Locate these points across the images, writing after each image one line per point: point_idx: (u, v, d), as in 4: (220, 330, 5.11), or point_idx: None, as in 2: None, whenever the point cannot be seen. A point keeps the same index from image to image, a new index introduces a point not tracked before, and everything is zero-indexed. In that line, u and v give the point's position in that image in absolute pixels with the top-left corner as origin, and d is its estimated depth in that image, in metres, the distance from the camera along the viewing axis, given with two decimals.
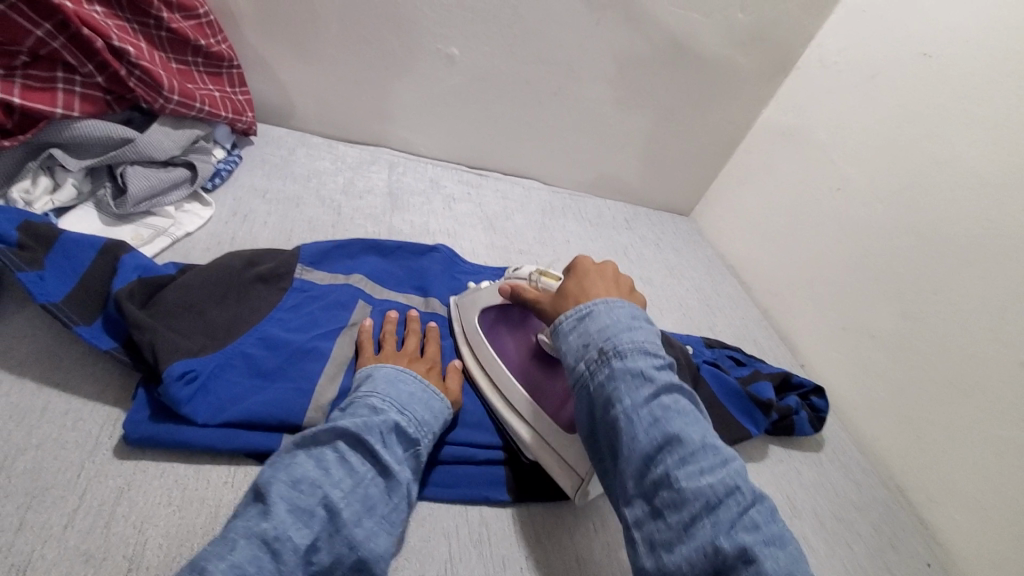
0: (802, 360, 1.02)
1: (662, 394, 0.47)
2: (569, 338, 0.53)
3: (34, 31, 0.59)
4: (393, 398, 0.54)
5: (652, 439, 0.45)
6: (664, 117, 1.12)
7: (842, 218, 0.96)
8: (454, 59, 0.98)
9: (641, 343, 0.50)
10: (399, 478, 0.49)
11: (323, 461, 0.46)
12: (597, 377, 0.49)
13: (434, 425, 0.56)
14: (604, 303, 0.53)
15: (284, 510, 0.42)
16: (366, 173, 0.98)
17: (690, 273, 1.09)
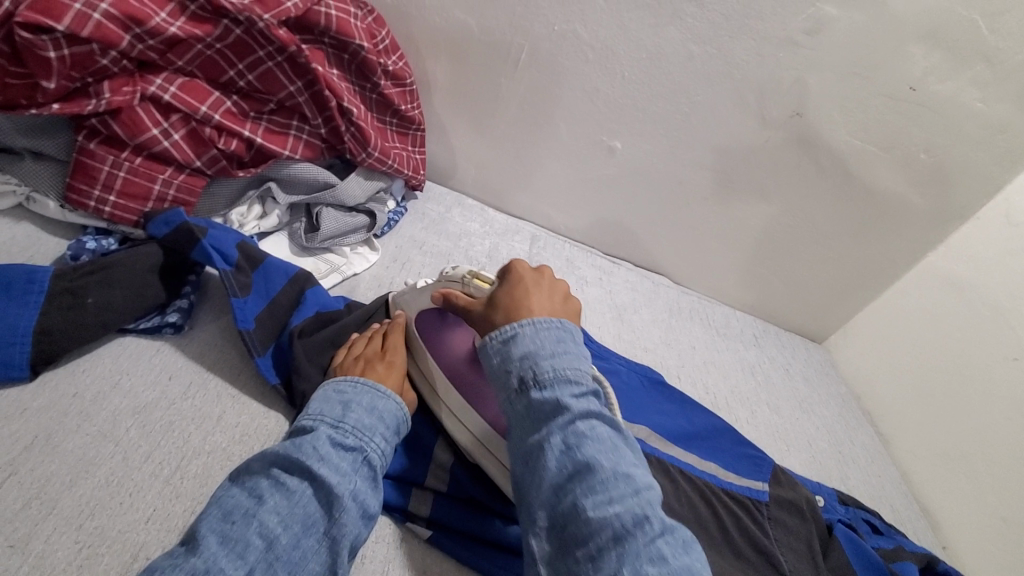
0: (946, 542, 0.89)
1: (578, 420, 0.49)
2: (493, 360, 0.55)
3: (288, 87, 0.69)
4: (328, 412, 0.53)
5: (563, 469, 0.47)
6: (816, 242, 1.08)
7: (1016, 391, 0.85)
8: (614, 151, 1.02)
9: (563, 371, 0.51)
10: (339, 494, 0.47)
11: (254, 489, 0.46)
12: (519, 405, 0.52)
13: (382, 428, 0.54)
14: (531, 324, 0.54)
15: (213, 543, 0.42)
16: (510, 242, 1.02)
17: (821, 409, 1.00)
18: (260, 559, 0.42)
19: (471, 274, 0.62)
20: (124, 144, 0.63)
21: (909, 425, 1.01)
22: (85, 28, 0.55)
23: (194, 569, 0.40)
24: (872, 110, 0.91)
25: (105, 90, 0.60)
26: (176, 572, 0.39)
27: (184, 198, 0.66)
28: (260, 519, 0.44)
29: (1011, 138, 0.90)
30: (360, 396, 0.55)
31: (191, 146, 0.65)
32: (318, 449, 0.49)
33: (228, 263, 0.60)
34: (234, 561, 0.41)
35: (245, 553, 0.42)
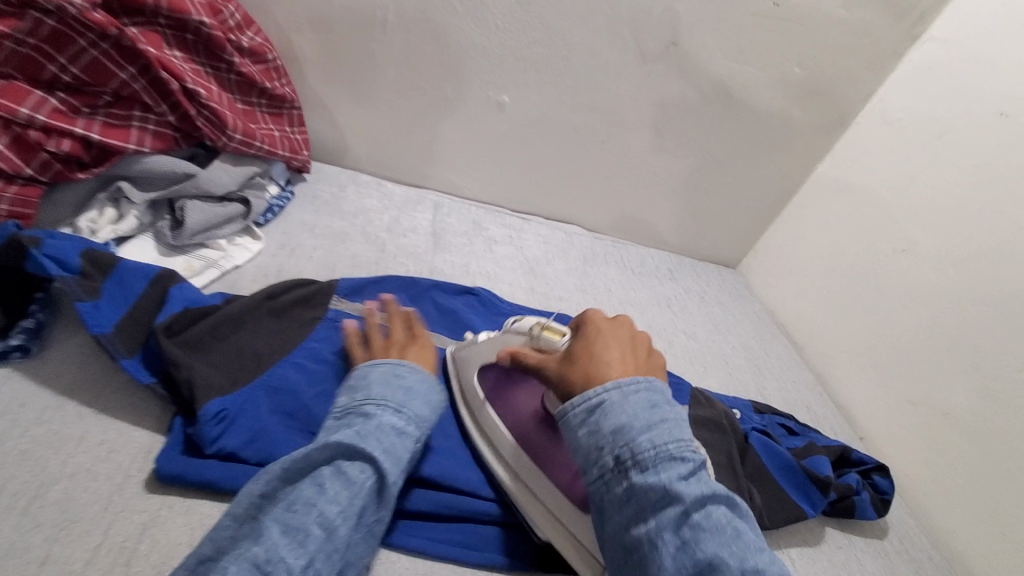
0: (861, 433, 0.95)
1: (692, 509, 0.42)
2: (580, 435, 0.49)
3: (120, 74, 0.64)
4: (390, 400, 0.53)
5: (683, 568, 0.40)
6: (713, 169, 1.10)
7: (905, 280, 0.90)
8: (504, 106, 1.00)
9: (664, 447, 0.45)
10: (390, 488, 0.48)
11: (317, 476, 0.45)
12: (617, 489, 0.46)
13: (430, 420, 0.56)
14: (617, 389, 0.49)
15: (276, 534, 0.41)
16: (412, 213, 0.99)
17: (736, 329, 1.04)
18: (320, 549, 0.42)
19: (540, 327, 0.62)
20: None
21: (817, 329, 1.06)
22: None
23: (256, 558, 0.39)
24: (745, 31, 0.92)
25: None
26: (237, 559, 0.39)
27: (18, 212, 0.60)
28: (321, 507, 0.43)
29: (875, 41, 0.95)
30: (413, 386, 0.56)
31: (17, 154, 0.59)
32: (383, 441, 0.49)
33: (69, 271, 0.55)
34: (294, 552, 0.41)
35: (306, 543, 0.41)
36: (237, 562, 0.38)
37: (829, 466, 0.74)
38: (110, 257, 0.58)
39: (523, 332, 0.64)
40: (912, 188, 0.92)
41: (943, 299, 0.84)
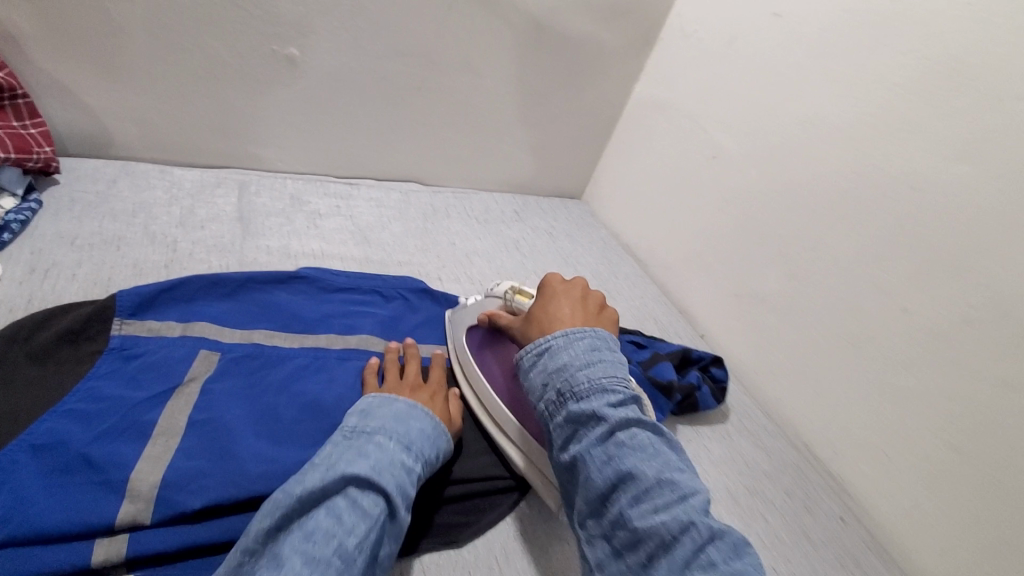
0: (703, 331, 1.00)
1: (618, 431, 0.48)
2: (533, 375, 0.55)
3: None
4: (398, 434, 0.51)
5: (607, 479, 0.46)
6: (538, 103, 1.09)
7: (718, 183, 0.96)
8: (295, 60, 0.88)
9: (644, 467, 0.46)
10: (399, 524, 0.46)
11: (334, 505, 0.43)
12: (557, 419, 0.51)
13: (434, 461, 0.54)
14: (563, 336, 0.55)
15: (299, 565, 0.39)
16: (211, 198, 0.85)
17: (584, 260, 1.06)
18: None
19: (514, 290, 0.70)
20: None
21: (655, 244, 1.11)
22: None
23: None
24: None
25: None
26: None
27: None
28: (341, 537, 0.41)
29: None
30: (416, 425, 0.54)
31: None
32: (395, 475, 0.47)
33: None
34: None
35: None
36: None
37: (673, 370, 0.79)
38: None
39: (500, 294, 0.72)
40: (714, 97, 0.97)
41: (748, 195, 0.91)
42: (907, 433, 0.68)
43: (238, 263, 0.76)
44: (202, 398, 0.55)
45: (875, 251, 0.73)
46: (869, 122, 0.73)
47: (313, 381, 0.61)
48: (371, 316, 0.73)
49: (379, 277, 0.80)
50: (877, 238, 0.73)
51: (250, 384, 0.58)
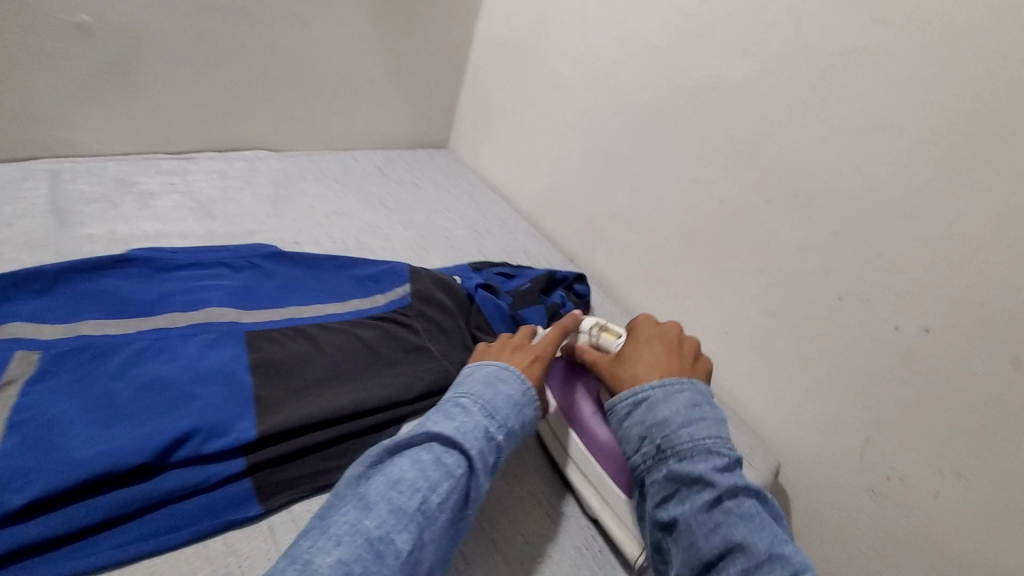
0: (573, 255, 1.04)
1: (727, 497, 0.48)
2: (626, 425, 0.55)
3: None
4: (486, 399, 0.53)
5: (716, 546, 0.46)
6: (381, 50, 1.06)
7: (565, 111, 1.00)
8: (89, 28, 0.79)
9: (700, 440, 0.51)
10: (477, 488, 0.48)
11: (421, 462, 0.46)
12: (656, 474, 0.52)
13: (521, 431, 0.55)
14: (661, 387, 0.56)
15: (386, 510, 0.42)
16: (12, 191, 0.76)
17: (454, 205, 1.07)
18: (421, 533, 0.43)
19: (599, 328, 0.69)
20: None
21: (520, 179, 1.13)
22: None
23: (370, 534, 0.40)
24: None
25: None
26: (353, 531, 0.40)
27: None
28: (423, 496, 0.44)
29: None
30: (512, 387, 0.56)
31: None
32: (478, 437, 0.49)
33: None
34: (401, 534, 0.41)
35: (401, 527, 0.41)
36: (351, 535, 0.40)
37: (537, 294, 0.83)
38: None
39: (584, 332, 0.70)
40: (549, 27, 1.00)
41: (592, 119, 0.96)
42: (739, 307, 0.79)
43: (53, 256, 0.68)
44: (18, 398, 0.50)
45: (693, 151, 0.82)
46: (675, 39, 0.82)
47: (153, 359, 0.58)
48: (218, 289, 0.69)
49: (224, 249, 0.75)
50: (695, 139, 0.82)
51: (76, 372, 0.54)
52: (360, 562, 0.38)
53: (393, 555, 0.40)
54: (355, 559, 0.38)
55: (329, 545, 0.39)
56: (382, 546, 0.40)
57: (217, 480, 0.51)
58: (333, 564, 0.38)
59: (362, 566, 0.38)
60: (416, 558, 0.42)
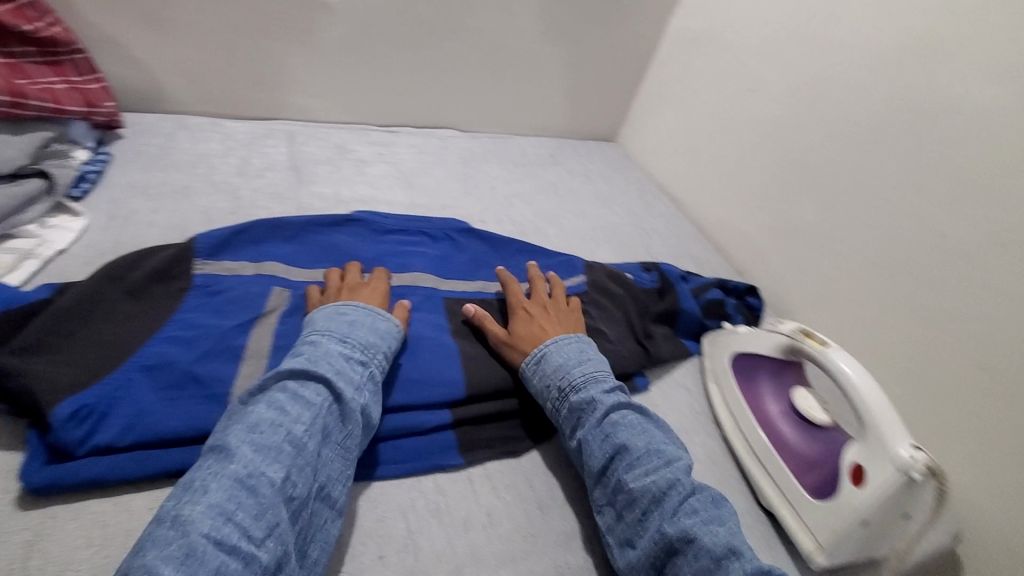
0: (740, 267, 1.02)
1: (611, 413, 0.56)
2: (533, 382, 0.61)
3: None
4: (337, 331, 0.55)
5: (606, 453, 0.54)
6: (572, 40, 1.07)
7: (757, 117, 0.96)
8: (332, 7, 0.88)
9: (589, 373, 0.60)
10: (353, 407, 0.50)
11: (273, 403, 0.47)
12: (564, 410, 0.58)
13: (383, 346, 0.57)
14: (554, 342, 0.62)
15: (250, 451, 0.43)
16: (263, 148, 0.89)
17: (622, 201, 1.09)
18: (295, 464, 0.44)
19: (803, 333, 0.65)
20: None
21: (691, 181, 1.11)
22: None
23: (237, 474, 0.41)
24: None
25: None
26: (220, 476, 0.41)
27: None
28: (287, 429, 0.45)
29: None
30: (382, 331, 0.58)
31: None
32: (341, 377, 0.51)
33: None
34: (273, 464, 0.43)
35: (280, 457, 0.43)
36: (218, 480, 0.41)
37: (710, 297, 0.82)
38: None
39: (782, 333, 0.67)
40: (754, 25, 0.95)
41: (790, 128, 0.90)
42: (940, 355, 0.71)
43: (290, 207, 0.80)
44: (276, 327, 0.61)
45: (910, 175, 0.75)
46: (907, 50, 0.75)
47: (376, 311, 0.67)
48: (420, 256, 0.77)
49: (425, 219, 0.83)
50: (916, 162, 0.74)
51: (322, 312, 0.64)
52: (235, 498, 0.40)
53: (268, 484, 0.42)
54: (229, 497, 0.40)
55: (197, 495, 0.39)
56: (253, 481, 0.41)
57: (428, 426, 0.57)
58: (209, 504, 0.39)
59: (238, 503, 0.40)
60: (295, 482, 0.43)
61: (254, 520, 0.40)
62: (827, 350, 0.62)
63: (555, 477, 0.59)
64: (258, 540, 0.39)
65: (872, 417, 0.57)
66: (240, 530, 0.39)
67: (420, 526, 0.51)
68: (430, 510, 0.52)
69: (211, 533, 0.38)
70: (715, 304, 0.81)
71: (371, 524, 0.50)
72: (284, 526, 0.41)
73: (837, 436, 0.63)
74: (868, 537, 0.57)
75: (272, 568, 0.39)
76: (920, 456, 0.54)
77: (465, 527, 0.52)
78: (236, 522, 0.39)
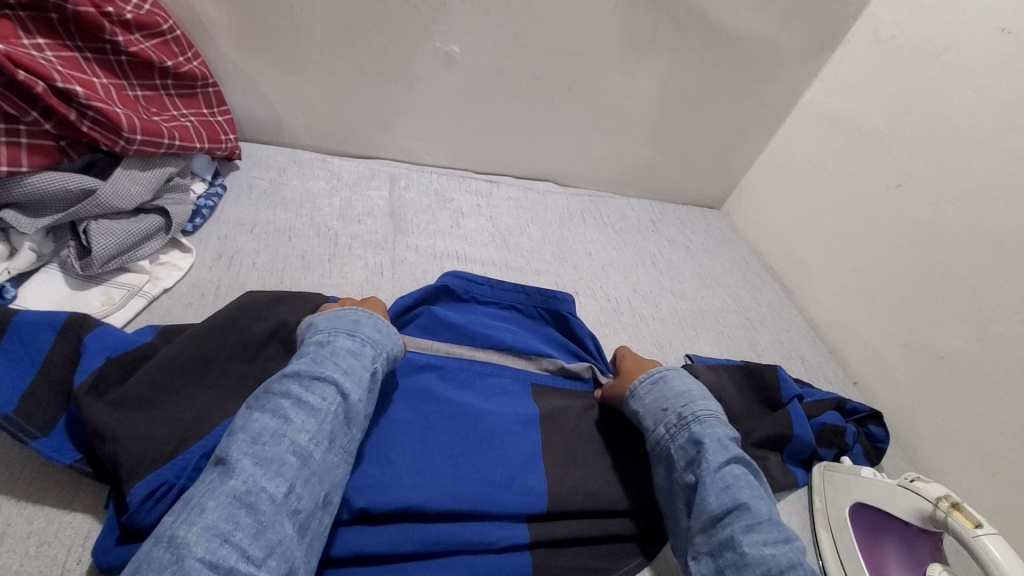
0: (855, 377, 0.91)
1: (735, 464, 0.55)
2: (646, 403, 0.62)
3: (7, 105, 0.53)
4: (337, 328, 0.55)
5: (723, 504, 0.52)
6: (693, 105, 1.01)
7: (899, 216, 0.85)
8: (454, 57, 0.87)
9: (715, 413, 0.59)
10: (357, 409, 0.51)
11: (278, 410, 0.47)
12: (679, 440, 0.57)
13: (386, 347, 0.57)
14: (675, 372, 0.64)
15: (250, 465, 0.43)
16: (366, 191, 0.89)
17: (725, 282, 1.01)
18: (296, 476, 0.45)
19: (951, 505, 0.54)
20: None
21: (807, 269, 1.00)
22: None
23: (236, 491, 0.41)
24: None
25: None
26: (217, 494, 0.41)
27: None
28: (290, 438, 0.45)
29: None
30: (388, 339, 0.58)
31: None
32: (348, 380, 0.51)
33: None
34: (273, 480, 0.43)
35: (281, 472, 0.44)
36: (216, 497, 0.41)
37: (828, 421, 0.72)
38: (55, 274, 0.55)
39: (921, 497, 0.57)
40: (909, 115, 0.84)
41: (943, 238, 0.79)
42: None
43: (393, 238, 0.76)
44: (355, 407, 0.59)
45: None
46: None
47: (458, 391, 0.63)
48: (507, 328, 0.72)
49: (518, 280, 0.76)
50: None
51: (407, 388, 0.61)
52: (233, 518, 0.40)
53: (267, 500, 0.42)
54: (226, 517, 0.40)
55: (194, 515, 0.40)
56: (252, 498, 0.42)
57: (505, 544, 0.52)
58: (207, 526, 0.39)
59: (235, 523, 0.40)
60: (296, 496, 0.44)
61: (252, 540, 0.40)
62: (980, 531, 0.51)
63: None
64: (259, 561, 0.40)
65: None
66: (239, 553, 0.39)
67: None
68: None
69: (206, 557, 0.38)
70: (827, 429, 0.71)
71: None
72: (285, 544, 0.42)
73: None
74: None
75: None
76: None
77: None
78: (234, 543, 0.39)
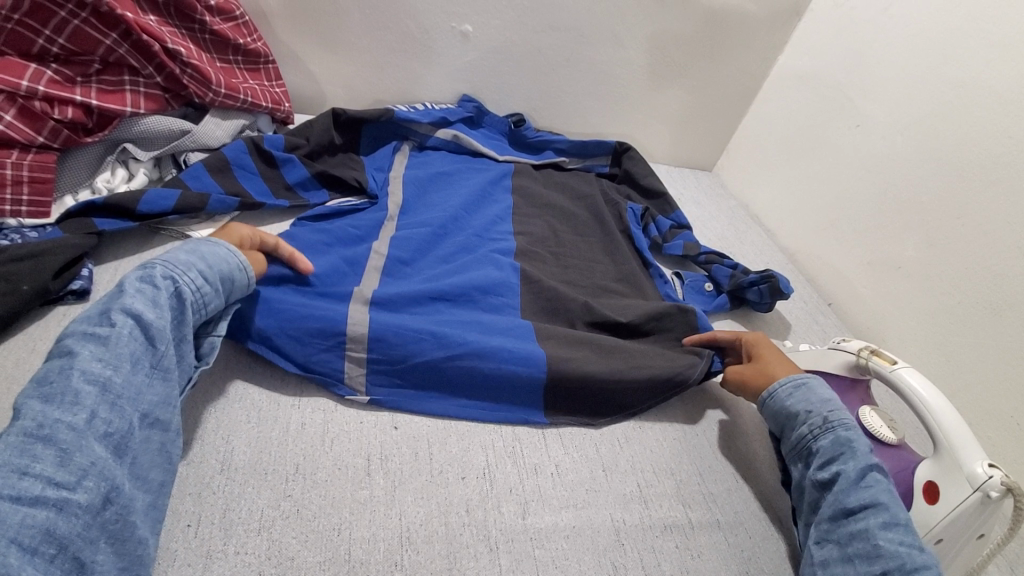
0: (829, 299, 1.03)
1: (875, 469, 0.56)
2: (789, 403, 0.63)
3: (118, 51, 0.71)
4: (143, 264, 0.55)
5: (861, 500, 0.54)
6: (679, 73, 1.15)
7: (859, 151, 0.97)
8: (468, 35, 1.03)
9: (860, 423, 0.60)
10: (159, 326, 0.51)
11: (63, 348, 0.47)
12: (823, 442, 0.59)
13: (193, 262, 0.56)
14: (820, 379, 0.65)
15: (37, 403, 0.44)
16: None
17: (712, 226, 1.14)
18: (99, 402, 0.46)
19: (870, 351, 0.65)
20: (24, 147, 0.66)
21: (785, 213, 1.13)
22: (26, 77, 0.65)
23: (27, 428, 0.42)
24: None
25: (59, 109, 0.68)
26: (7, 437, 0.42)
27: (41, 198, 0.66)
28: (81, 368, 0.46)
29: None
30: (212, 250, 0.58)
31: (26, 123, 0.66)
32: (139, 302, 0.51)
33: (170, 203, 0.71)
34: (67, 409, 0.44)
35: (79, 401, 0.45)
36: (4, 440, 0.42)
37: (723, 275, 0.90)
38: (168, 180, 0.74)
39: (851, 352, 0.68)
40: (864, 64, 0.97)
41: (895, 165, 0.91)
42: None
43: (398, 154, 0.97)
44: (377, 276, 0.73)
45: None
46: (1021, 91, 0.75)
47: (425, 270, 0.78)
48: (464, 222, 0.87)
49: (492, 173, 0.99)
50: None
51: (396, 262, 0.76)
52: (28, 454, 0.41)
53: (64, 428, 0.43)
54: (21, 453, 0.41)
55: None
56: (46, 430, 0.43)
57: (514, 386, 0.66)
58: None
59: (31, 455, 0.41)
60: (99, 417, 0.45)
61: (58, 468, 0.42)
62: (896, 367, 0.63)
63: (617, 448, 0.64)
64: (70, 485, 0.42)
65: (946, 435, 0.57)
66: (45, 482, 0.41)
67: (497, 462, 0.60)
68: (507, 451, 0.61)
69: (7, 490, 0.39)
70: (739, 280, 0.87)
71: (457, 451, 0.60)
72: (102, 466, 0.44)
73: (910, 456, 0.62)
74: (942, 553, 0.57)
75: (98, 503, 0.42)
76: (998, 474, 0.53)
77: (535, 470, 0.60)
78: (37, 475, 0.41)
